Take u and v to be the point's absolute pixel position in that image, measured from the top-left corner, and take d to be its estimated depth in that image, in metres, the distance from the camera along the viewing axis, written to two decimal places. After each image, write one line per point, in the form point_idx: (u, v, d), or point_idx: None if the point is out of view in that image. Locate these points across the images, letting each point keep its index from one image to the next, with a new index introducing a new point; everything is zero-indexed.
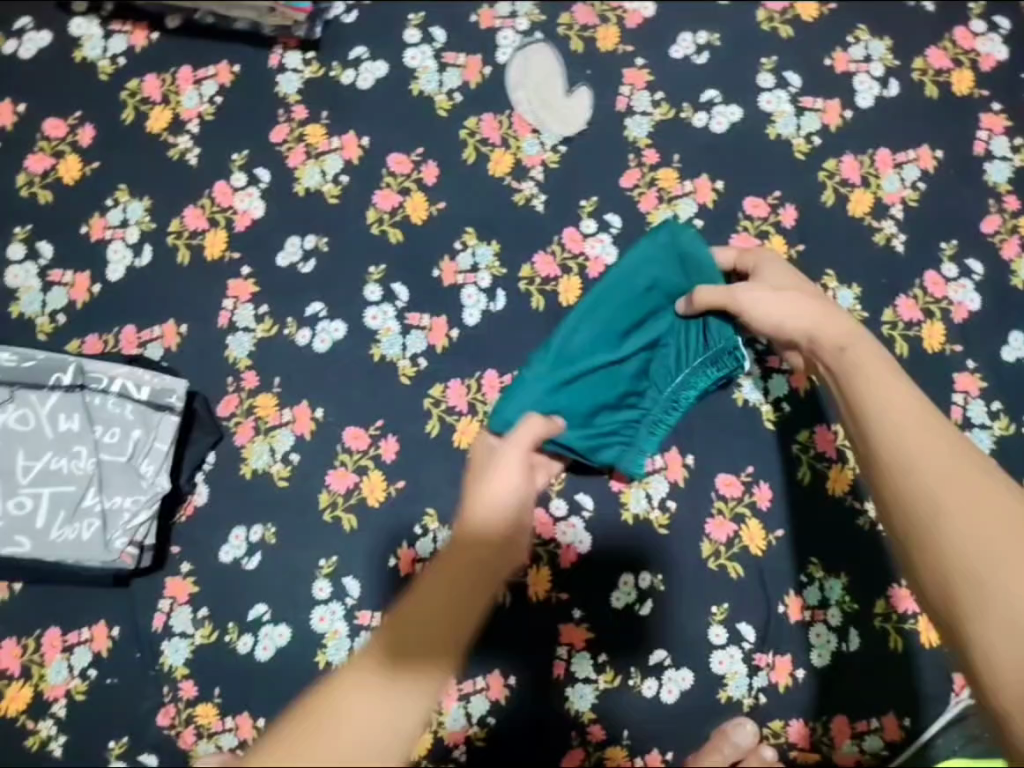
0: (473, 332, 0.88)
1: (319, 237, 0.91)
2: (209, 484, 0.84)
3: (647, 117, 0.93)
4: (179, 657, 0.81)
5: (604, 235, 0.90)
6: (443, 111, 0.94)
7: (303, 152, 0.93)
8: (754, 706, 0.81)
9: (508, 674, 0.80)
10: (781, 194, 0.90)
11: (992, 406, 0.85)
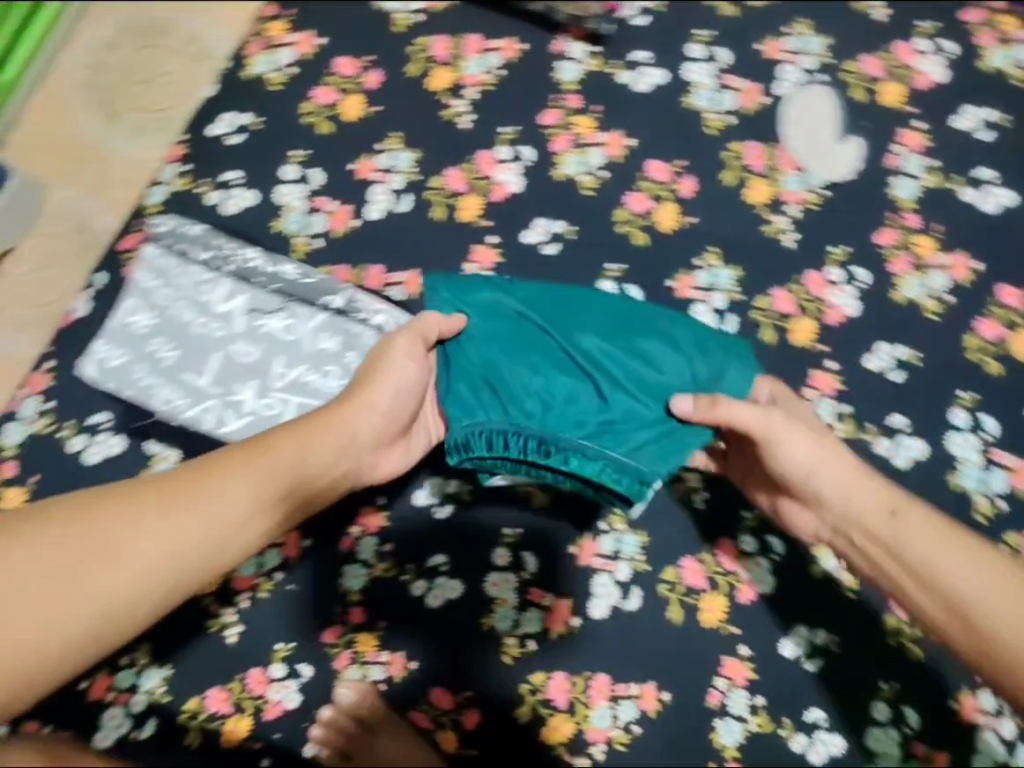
0: (373, 227, 0.91)
1: (255, 117, 0.92)
2: (91, 302, 0.89)
3: (579, 63, 0.93)
4: (16, 438, 0.85)
5: (517, 166, 0.92)
6: (394, 25, 0.94)
7: (261, 41, 0.94)
8: (516, 648, 0.85)
9: (304, 537, 0.88)
10: (687, 163, 0.91)
11: (841, 408, 0.86)
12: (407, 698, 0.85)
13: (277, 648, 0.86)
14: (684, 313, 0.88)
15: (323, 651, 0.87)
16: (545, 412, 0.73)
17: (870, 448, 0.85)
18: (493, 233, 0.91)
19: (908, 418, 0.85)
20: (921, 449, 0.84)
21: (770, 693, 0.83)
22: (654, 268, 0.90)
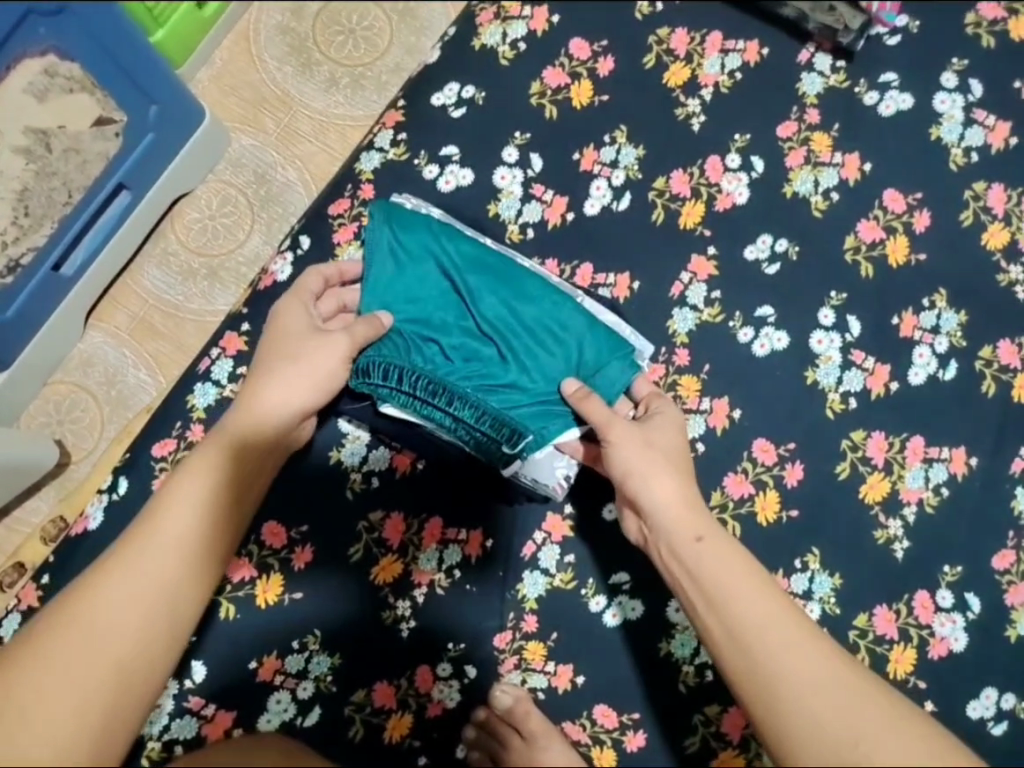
0: (589, 222, 0.88)
1: (477, 90, 0.90)
2: (292, 266, 0.85)
3: (823, 78, 0.91)
4: (205, 401, 0.82)
5: (743, 175, 0.89)
6: (640, 15, 0.93)
7: (493, 13, 0.93)
8: (694, 676, 0.81)
9: (488, 536, 0.84)
10: (922, 197, 0.88)
11: None
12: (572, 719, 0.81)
13: (448, 647, 0.82)
14: (905, 352, 0.85)
15: (491, 656, 0.82)
16: (439, 364, 0.78)
17: None
18: (713, 243, 0.87)
19: None
20: None
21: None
22: (879, 302, 0.86)
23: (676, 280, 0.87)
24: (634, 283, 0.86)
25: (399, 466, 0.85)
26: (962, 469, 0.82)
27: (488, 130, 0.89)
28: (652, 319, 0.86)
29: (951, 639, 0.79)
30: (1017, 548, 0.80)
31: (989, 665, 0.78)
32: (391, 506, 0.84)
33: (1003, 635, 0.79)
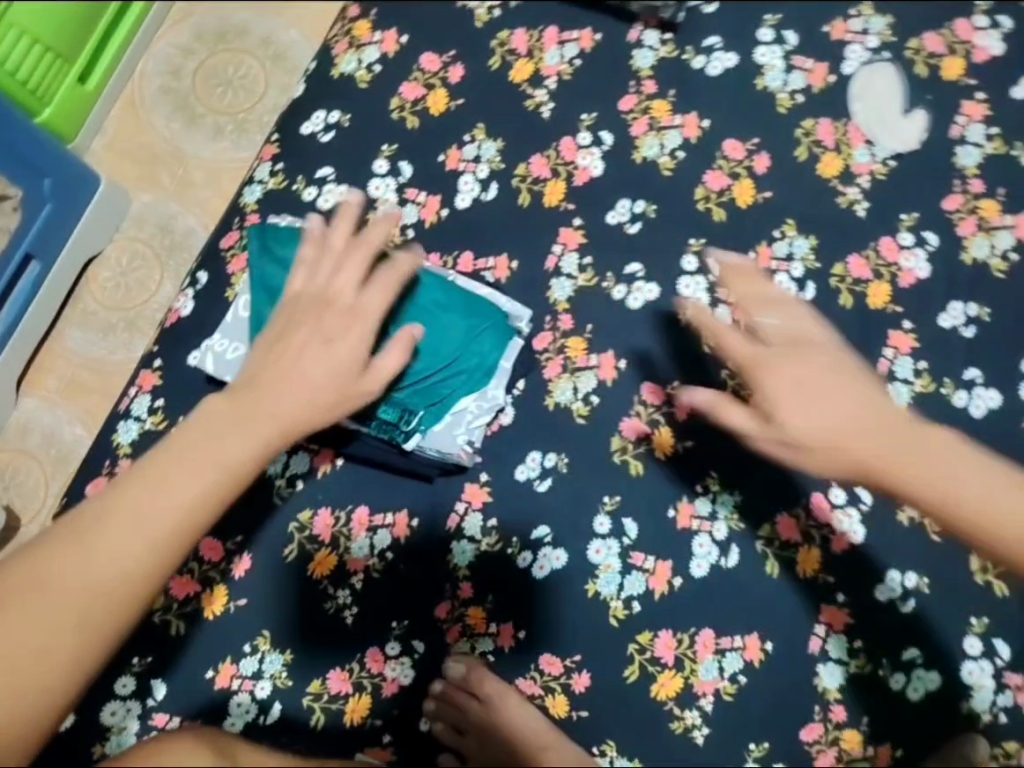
0: (461, 214, 0.95)
1: (342, 114, 0.98)
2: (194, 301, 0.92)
3: (654, 51, 1.00)
4: (129, 437, 0.88)
5: (595, 148, 0.97)
6: (478, 22, 1.02)
7: (346, 43, 1.02)
8: (625, 613, 0.85)
9: (413, 517, 0.89)
10: (759, 141, 0.96)
11: (918, 364, 0.89)
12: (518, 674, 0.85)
13: (393, 625, 0.87)
14: (766, 284, 0.92)
15: (434, 626, 0.87)
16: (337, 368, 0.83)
17: (948, 400, 0.88)
18: (578, 214, 0.95)
19: (980, 369, 0.88)
20: (995, 399, 0.87)
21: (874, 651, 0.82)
22: (734, 240, 0.94)
23: (549, 254, 0.94)
24: (513, 262, 0.94)
25: (320, 465, 0.90)
26: None
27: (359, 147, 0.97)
28: (534, 290, 0.93)
29: (850, 532, 0.84)
30: None
31: (889, 552, 0.84)
32: (319, 503, 0.90)
33: (896, 522, 0.84)
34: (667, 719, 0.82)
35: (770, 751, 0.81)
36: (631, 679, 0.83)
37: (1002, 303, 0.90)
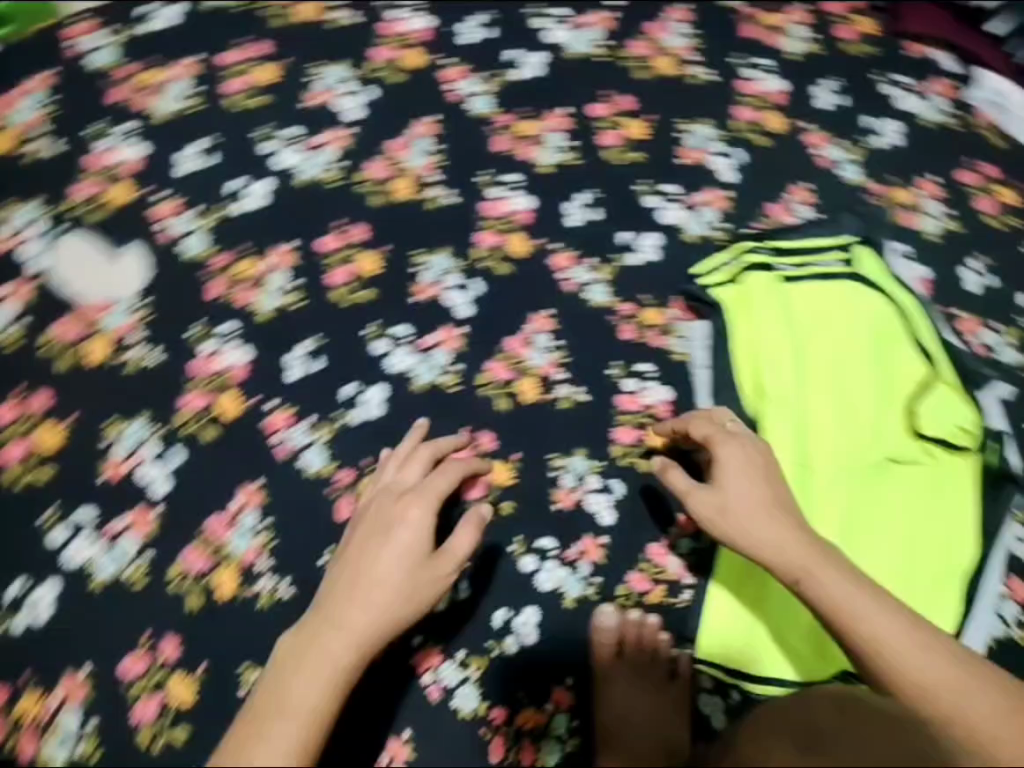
0: (477, 320, 1.03)
1: (315, 338, 1.00)
2: None
3: (483, 91, 1.10)
4: (473, 698, 0.92)
5: (354, 100, 1.08)
6: (331, 180, 1.05)
7: (247, 288, 1.01)
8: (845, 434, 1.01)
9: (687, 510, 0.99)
10: (608, 89, 1.10)
11: (837, 144, 1.13)
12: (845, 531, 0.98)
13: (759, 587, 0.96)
14: (708, 171, 1.10)
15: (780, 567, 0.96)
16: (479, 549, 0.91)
17: (872, 147, 1.13)
18: (552, 242, 1.07)
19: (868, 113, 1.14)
20: (895, 124, 1.14)
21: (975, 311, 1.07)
22: (664, 169, 1.09)
23: (562, 283, 1.06)
24: (550, 312, 1.04)
25: (596, 557, 0.97)
26: (811, 195, 1.10)
27: (351, 344, 1.01)
28: (581, 317, 1.04)
29: (915, 273, 1.08)
30: (874, 198, 1.11)
31: (924, 257, 1.09)
32: (624, 574, 0.97)
33: (923, 242, 1.09)
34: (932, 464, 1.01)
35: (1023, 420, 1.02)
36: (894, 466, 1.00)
37: (835, 64, 1.15)
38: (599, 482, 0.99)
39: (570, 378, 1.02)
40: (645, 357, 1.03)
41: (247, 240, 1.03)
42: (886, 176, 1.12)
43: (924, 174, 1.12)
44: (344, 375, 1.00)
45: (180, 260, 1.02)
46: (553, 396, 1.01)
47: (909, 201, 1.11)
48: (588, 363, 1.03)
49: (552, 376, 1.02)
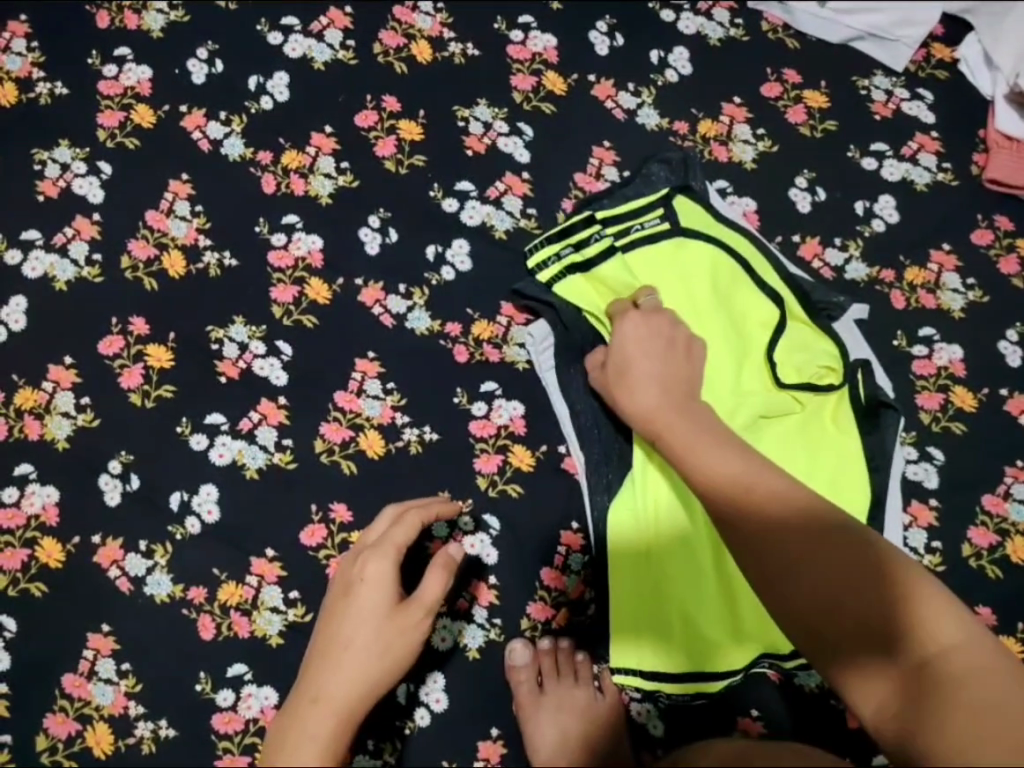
0: (295, 383, 0.94)
1: (121, 455, 0.91)
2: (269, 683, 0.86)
3: (232, 135, 1.02)
4: None
5: (94, 179, 1.00)
6: (97, 277, 0.97)
7: (34, 419, 0.92)
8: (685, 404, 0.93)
9: (572, 523, 0.92)
10: (372, 95, 1.04)
11: (631, 89, 1.04)
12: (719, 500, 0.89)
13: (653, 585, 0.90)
14: (501, 156, 1.01)
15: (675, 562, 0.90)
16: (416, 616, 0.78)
17: (668, 83, 1.05)
18: (353, 278, 0.97)
19: (656, 47, 1.06)
20: (684, 52, 1.06)
21: (821, 229, 0.99)
22: (452, 163, 1.01)
23: (379, 318, 0.96)
24: (370, 355, 0.95)
25: (489, 600, 0.90)
26: (613, 154, 1.02)
27: (161, 445, 0.92)
28: (407, 349, 0.95)
29: (746, 208, 0.99)
30: (683, 136, 1.02)
31: (753, 188, 1.00)
32: (522, 607, 0.90)
33: (748, 172, 1.01)
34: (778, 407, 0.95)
35: (904, 333, 0.95)
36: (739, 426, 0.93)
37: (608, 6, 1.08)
38: (473, 523, 0.91)
39: (412, 418, 0.93)
40: (488, 374, 0.95)
41: (19, 367, 0.94)
42: (692, 111, 1.04)
43: (730, 98, 1.04)
44: (167, 480, 0.91)
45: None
46: (398, 443, 0.92)
47: (726, 131, 1.03)
48: (427, 396, 0.94)
49: (393, 423, 0.93)
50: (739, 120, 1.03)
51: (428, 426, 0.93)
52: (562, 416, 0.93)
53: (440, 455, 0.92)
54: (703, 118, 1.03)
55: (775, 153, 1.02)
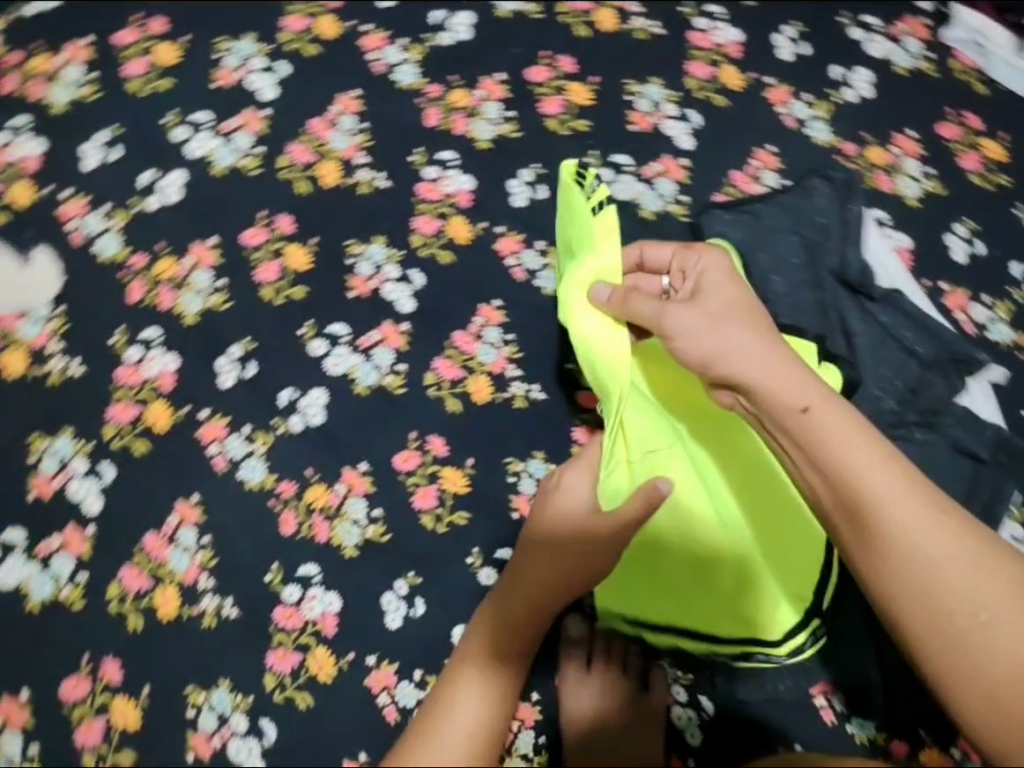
0: (418, 313, 0.96)
1: (244, 342, 0.94)
2: (334, 588, 0.89)
3: (407, 63, 1.03)
4: None
5: (270, 76, 1.03)
6: (253, 170, 1.00)
7: (169, 289, 0.96)
8: None
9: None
10: (549, 52, 1.04)
11: (807, 99, 1.03)
12: (718, 491, 0.84)
13: None
14: (663, 138, 1.00)
15: None
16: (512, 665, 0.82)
17: (845, 102, 1.03)
18: (495, 224, 0.98)
19: (839, 64, 1.05)
20: (866, 74, 1.04)
21: (971, 282, 0.96)
22: (615, 133, 1.01)
23: (511, 271, 0.97)
24: (496, 303, 0.96)
25: None
26: (776, 160, 1.00)
27: (282, 341, 0.95)
28: (533, 305, 0.96)
29: (900, 243, 0.97)
30: (849, 157, 1.00)
31: (911, 224, 0.98)
32: None
33: (909, 206, 0.99)
34: None
35: None
36: None
37: (800, 12, 1.07)
38: None
39: (523, 373, 0.94)
40: None
41: (167, 238, 0.98)
42: (862, 134, 1.02)
43: (905, 129, 1.02)
44: (282, 374, 0.94)
45: (102, 262, 0.96)
46: (505, 395, 0.94)
47: (894, 162, 1.01)
48: (543, 355, 0.95)
49: (504, 374, 0.94)
50: (910, 155, 1.01)
51: (537, 384, 0.94)
52: None
53: (544, 414, 0.93)
54: (873, 144, 1.01)
55: (941, 195, 0.99)
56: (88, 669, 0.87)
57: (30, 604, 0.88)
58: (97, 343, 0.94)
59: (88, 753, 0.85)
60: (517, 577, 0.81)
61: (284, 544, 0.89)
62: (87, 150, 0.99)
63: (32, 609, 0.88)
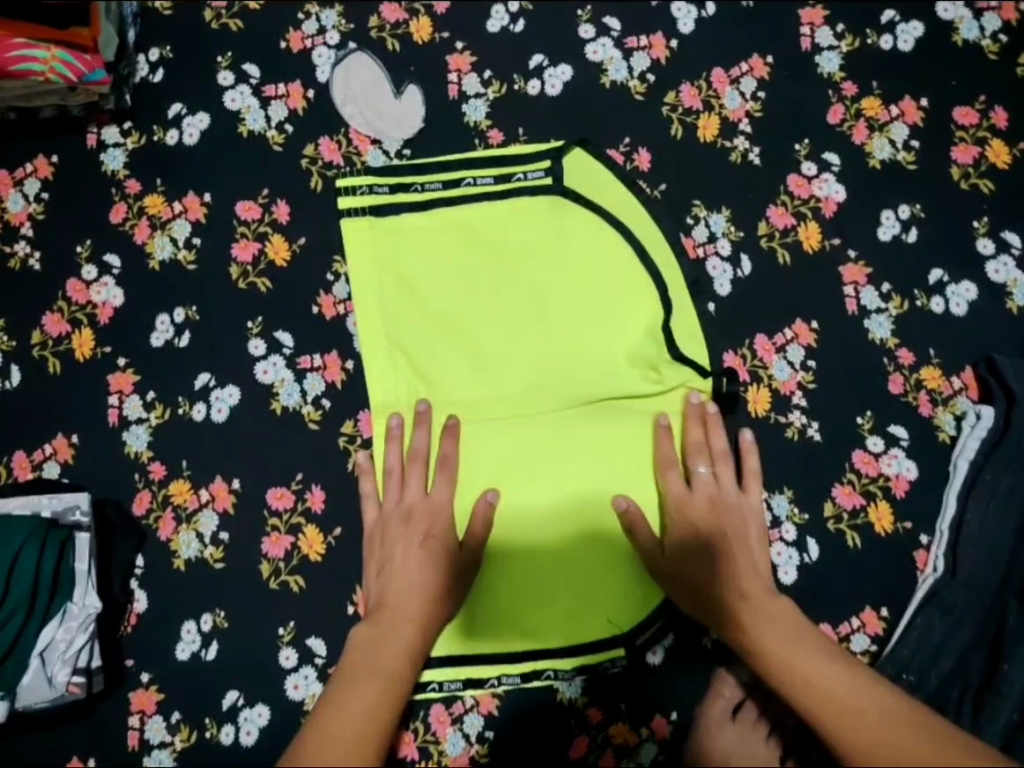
0: (732, 299, 0.93)
1: (546, 251, 0.93)
2: (544, 526, 0.88)
3: (835, 50, 0.97)
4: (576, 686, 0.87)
5: (694, 9, 0.98)
6: (640, 94, 0.97)
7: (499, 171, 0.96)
8: (798, 516, 0.88)
9: (879, 605, 0.86)
10: (986, 98, 0.96)
11: None
12: (532, 255, 0.93)
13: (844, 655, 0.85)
14: None
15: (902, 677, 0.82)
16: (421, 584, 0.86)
17: None
18: (849, 246, 0.93)
19: None
20: None
21: None
22: (1012, 211, 0.93)
23: (845, 298, 0.92)
24: (812, 324, 0.92)
25: None
26: None
27: (602, 278, 0.92)
28: (849, 343, 0.91)
29: None
30: None
31: None
32: None
33: None
34: (839, 539, 0.87)
35: None
36: (860, 539, 0.87)
37: None
38: (792, 536, 0.87)
39: (808, 405, 0.90)
40: (910, 416, 0.90)
41: (530, 125, 0.97)
42: None
43: None
44: (582, 308, 0.91)
45: (465, 123, 0.97)
46: (781, 417, 0.90)
47: None
48: (838, 395, 0.90)
49: (789, 397, 0.90)
50: None
51: (816, 423, 0.90)
52: (944, 513, 0.87)
53: (815, 452, 0.89)
54: None
55: None
56: (297, 488, 0.90)
57: (276, 405, 0.91)
58: (431, 206, 0.94)
59: (267, 563, 0.88)
60: (407, 494, 0.85)
61: (515, 461, 0.89)
62: (496, 13, 0.99)
63: (275, 409, 0.91)
